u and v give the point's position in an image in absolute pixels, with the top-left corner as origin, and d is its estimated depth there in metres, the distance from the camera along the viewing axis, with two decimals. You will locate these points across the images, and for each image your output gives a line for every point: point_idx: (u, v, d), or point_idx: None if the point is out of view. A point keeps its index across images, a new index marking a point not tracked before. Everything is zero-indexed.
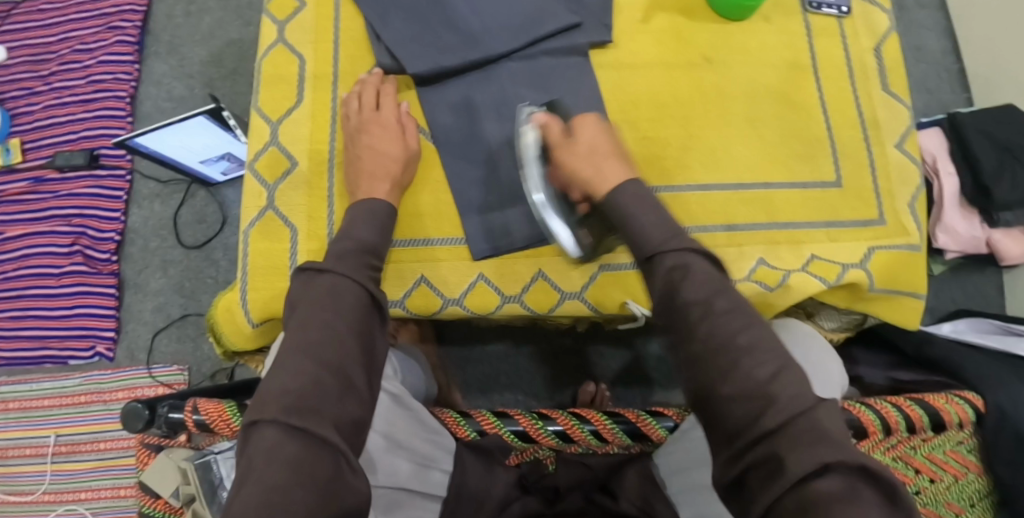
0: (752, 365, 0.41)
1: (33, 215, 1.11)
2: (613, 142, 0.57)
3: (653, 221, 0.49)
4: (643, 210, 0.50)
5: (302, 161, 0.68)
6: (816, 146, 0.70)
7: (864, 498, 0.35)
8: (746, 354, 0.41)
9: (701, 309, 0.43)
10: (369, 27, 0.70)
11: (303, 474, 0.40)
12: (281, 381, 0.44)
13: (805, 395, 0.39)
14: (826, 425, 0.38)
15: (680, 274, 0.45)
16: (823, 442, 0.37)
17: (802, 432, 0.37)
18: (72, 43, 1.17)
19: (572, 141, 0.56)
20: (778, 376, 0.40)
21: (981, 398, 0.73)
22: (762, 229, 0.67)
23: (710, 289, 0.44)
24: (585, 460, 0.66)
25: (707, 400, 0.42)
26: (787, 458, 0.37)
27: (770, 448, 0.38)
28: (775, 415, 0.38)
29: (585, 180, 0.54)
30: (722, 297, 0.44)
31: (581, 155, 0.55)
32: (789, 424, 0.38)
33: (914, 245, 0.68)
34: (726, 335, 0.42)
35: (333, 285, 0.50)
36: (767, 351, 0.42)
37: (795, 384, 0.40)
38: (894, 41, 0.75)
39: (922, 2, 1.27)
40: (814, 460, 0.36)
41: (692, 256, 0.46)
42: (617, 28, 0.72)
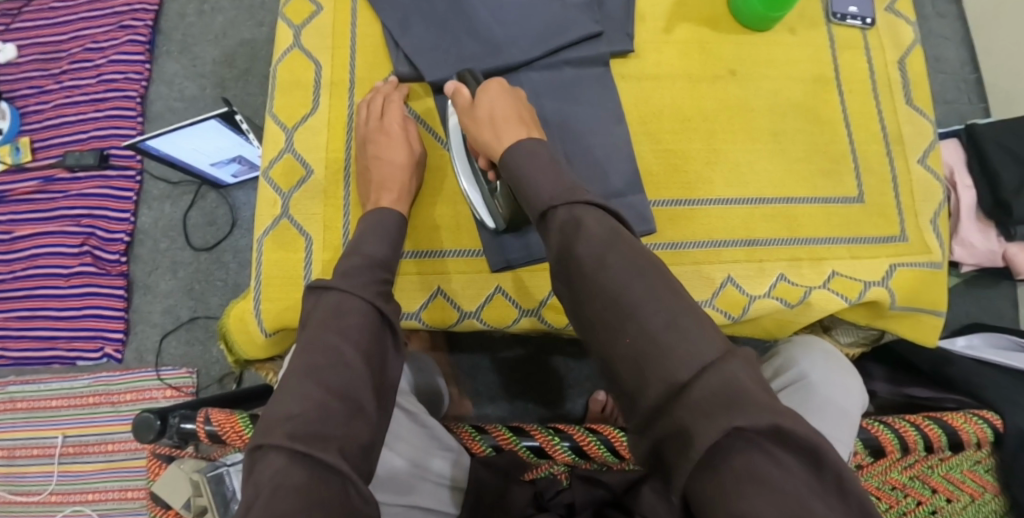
0: (649, 317, 0.41)
1: (42, 215, 1.11)
2: (519, 106, 0.59)
3: (546, 176, 0.50)
4: (535, 168, 0.51)
5: (318, 170, 0.68)
6: (840, 162, 0.69)
7: (778, 458, 0.35)
8: (642, 308, 0.42)
9: (594, 264, 0.44)
10: (388, 34, 0.70)
11: (309, 504, 0.40)
12: (286, 405, 0.44)
13: (701, 348, 0.39)
14: (743, 379, 0.38)
15: (573, 228, 0.46)
16: (733, 406, 0.36)
17: (709, 395, 0.37)
18: (83, 41, 1.16)
19: (474, 107, 0.59)
20: (674, 326, 0.41)
21: (1000, 419, 0.72)
22: (783, 245, 0.66)
23: (603, 242, 0.45)
24: (601, 477, 0.62)
25: (611, 359, 0.43)
26: (695, 426, 0.36)
27: (676, 414, 0.38)
28: (686, 369, 0.39)
29: (485, 144, 0.57)
30: (615, 250, 0.44)
31: (480, 121, 0.58)
32: (694, 385, 0.38)
33: (937, 263, 0.67)
34: (619, 291, 0.43)
35: (339, 304, 0.50)
36: (659, 301, 0.42)
37: (692, 336, 0.40)
38: (918, 54, 0.73)
39: (941, 10, 1.25)
40: (724, 424, 0.35)
41: (585, 209, 0.47)
42: (639, 38, 0.71)
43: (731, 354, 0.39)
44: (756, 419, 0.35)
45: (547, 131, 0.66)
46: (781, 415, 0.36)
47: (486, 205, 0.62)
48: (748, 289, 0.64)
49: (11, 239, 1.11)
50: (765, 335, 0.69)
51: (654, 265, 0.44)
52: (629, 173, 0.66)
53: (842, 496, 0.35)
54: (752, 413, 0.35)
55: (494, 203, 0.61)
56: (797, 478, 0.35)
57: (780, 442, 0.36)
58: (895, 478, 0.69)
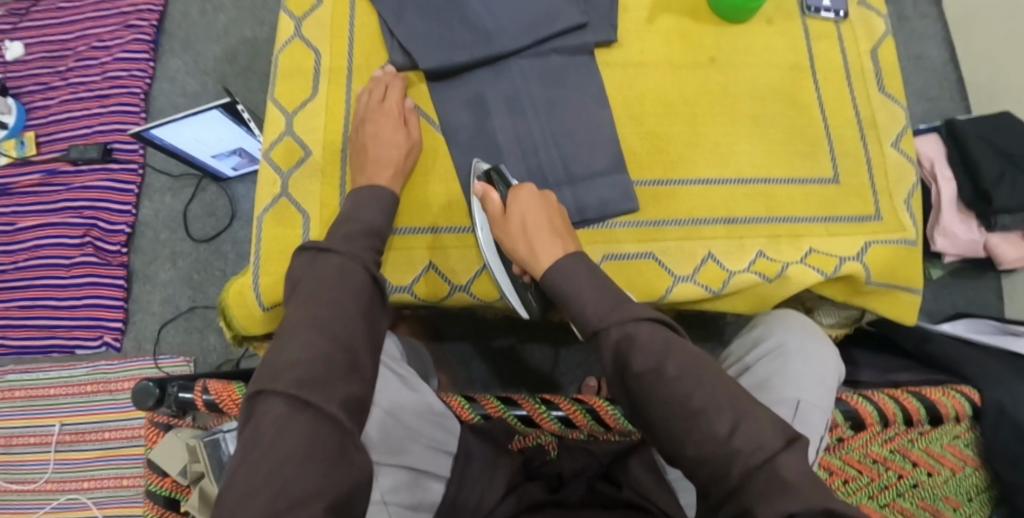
0: (714, 424, 0.43)
1: (46, 207, 1.13)
2: (548, 210, 0.62)
3: (597, 292, 0.53)
4: (584, 288, 0.54)
5: (316, 151, 0.70)
6: (816, 145, 0.71)
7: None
8: (704, 415, 0.44)
9: (653, 378, 0.46)
10: (384, 25, 0.73)
11: (310, 448, 0.42)
12: (288, 355, 0.46)
13: (762, 445, 0.41)
14: (787, 475, 0.40)
15: (628, 345, 0.49)
16: (787, 490, 0.38)
17: (766, 481, 0.40)
18: (89, 40, 1.19)
19: (505, 217, 0.62)
20: (736, 428, 0.43)
21: (978, 393, 0.74)
22: (762, 223, 0.68)
23: (659, 356, 0.47)
24: (589, 447, 0.67)
25: (680, 461, 0.45)
26: (757, 510, 0.38)
27: (741, 495, 0.40)
28: (743, 467, 0.41)
29: (521, 256, 0.61)
30: (672, 363, 0.46)
31: (515, 232, 0.61)
32: (752, 475, 0.40)
33: (910, 240, 0.70)
34: (681, 403, 0.45)
35: (340, 266, 0.53)
36: (721, 408, 0.44)
37: (754, 431, 0.42)
38: (890, 44, 0.76)
39: (922, 12, 1.30)
40: (781, 509, 0.37)
41: (639, 324, 0.49)
42: (623, 28, 0.74)
43: (784, 446, 0.41)
44: (811, 502, 0.37)
45: (533, 115, 0.69)
46: (831, 499, 0.38)
47: (520, 297, 0.67)
48: (728, 265, 0.67)
49: (14, 231, 1.13)
50: (746, 311, 0.72)
51: (708, 369, 0.47)
52: (610, 153, 0.68)
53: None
54: (806, 495, 0.38)
55: (525, 294, 0.67)
56: None
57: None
58: (876, 451, 0.70)
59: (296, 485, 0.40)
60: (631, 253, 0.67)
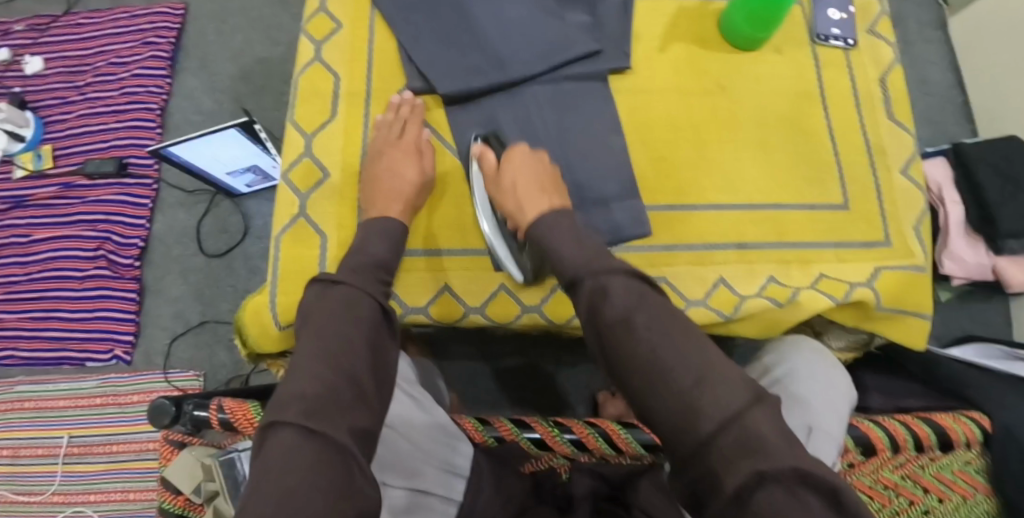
0: (678, 375, 0.44)
1: (60, 220, 1.15)
2: (539, 170, 0.64)
3: (574, 245, 0.54)
4: (563, 240, 0.55)
5: (334, 173, 0.72)
6: (826, 171, 0.72)
7: (806, 501, 0.37)
8: (670, 368, 0.44)
9: (622, 328, 0.46)
10: (402, 50, 0.74)
11: (319, 478, 0.42)
12: (296, 386, 0.47)
13: (727, 401, 0.42)
14: (763, 429, 0.40)
15: (600, 295, 0.49)
16: (754, 452, 0.39)
17: (733, 442, 0.40)
18: (108, 56, 1.22)
19: (499, 174, 0.64)
20: (701, 382, 0.43)
21: (987, 418, 0.76)
22: (773, 248, 0.69)
23: (629, 307, 0.47)
24: (600, 470, 0.67)
25: (645, 415, 0.45)
26: (724, 475, 0.39)
27: (707, 460, 0.40)
28: (710, 423, 0.41)
29: (511, 211, 0.62)
30: (642, 314, 0.47)
31: (506, 190, 0.63)
32: (719, 435, 0.40)
33: (920, 266, 0.70)
34: (648, 354, 0.45)
35: (347, 296, 0.54)
36: (688, 363, 0.44)
37: (720, 390, 0.42)
38: (899, 73, 0.78)
39: (927, 36, 1.31)
40: (748, 470, 0.38)
41: (612, 276, 0.50)
42: (637, 55, 0.75)
43: (751, 404, 0.42)
44: (779, 463, 0.38)
45: (548, 140, 0.70)
46: (802, 458, 0.39)
47: (514, 259, 0.66)
48: (739, 289, 0.67)
49: (29, 242, 1.14)
50: (756, 335, 0.72)
51: (678, 324, 0.47)
52: (622, 178, 0.69)
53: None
54: (776, 458, 0.38)
55: (520, 256, 0.65)
56: None
57: (806, 486, 0.38)
58: (886, 476, 0.69)
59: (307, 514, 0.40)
60: None
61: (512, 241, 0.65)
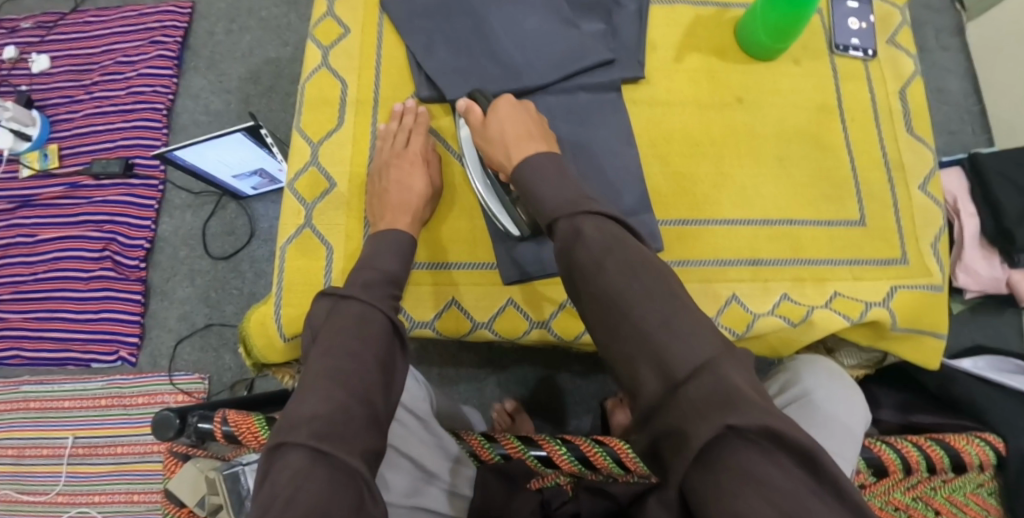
0: (646, 316, 0.43)
1: (66, 220, 1.14)
2: (526, 118, 0.62)
3: (552, 188, 0.52)
4: (544, 180, 0.54)
5: (341, 183, 0.71)
6: (843, 187, 0.71)
7: (776, 462, 0.36)
8: (639, 309, 0.44)
9: (593, 269, 0.46)
10: (411, 57, 0.73)
11: (330, 507, 0.41)
12: (308, 406, 0.46)
13: (694, 345, 0.40)
14: (734, 379, 0.39)
15: (574, 238, 0.48)
16: (723, 402, 0.37)
17: (700, 393, 0.38)
18: (115, 55, 1.21)
19: (485, 127, 0.62)
20: (668, 325, 0.42)
21: (1003, 441, 0.73)
22: (788, 265, 0.68)
23: (601, 248, 0.47)
24: (607, 488, 0.63)
25: (613, 355, 0.45)
26: (691, 429, 0.37)
27: (673, 410, 0.39)
28: (681, 371, 0.40)
29: (500, 160, 0.60)
30: (612, 255, 0.46)
31: (494, 141, 0.61)
32: (688, 383, 0.39)
33: (937, 286, 0.69)
34: (618, 295, 0.45)
35: (359, 312, 0.53)
36: (657, 304, 0.43)
37: (689, 337, 0.41)
38: (919, 85, 0.76)
39: (944, 43, 1.29)
40: (717, 424, 0.36)
41: (586, 218, 0.49)
42: (650, 65, 0.74)
43: (723, 354, 0.40)
44: (750, 419, 0.36)
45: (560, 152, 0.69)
46: (775, 418, 0.37)
47: (507, 212, 0.64)
48: (752, 308, 0.66)
49: (34, 242, 1.14)
50: (767, 354, 0.71)
51: (652, 265, 0.46)
52: (636, 192, 0.68)
53: (840, 499, 0.36)
54: (748, 413, 0.36)
55: (515, 211, 0.63)
56: (803, 487, 0.35)
57: (776, 445, 0.36)
58: (897, 498, 0.70)
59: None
60: None
61: (503, 195, 0.64)
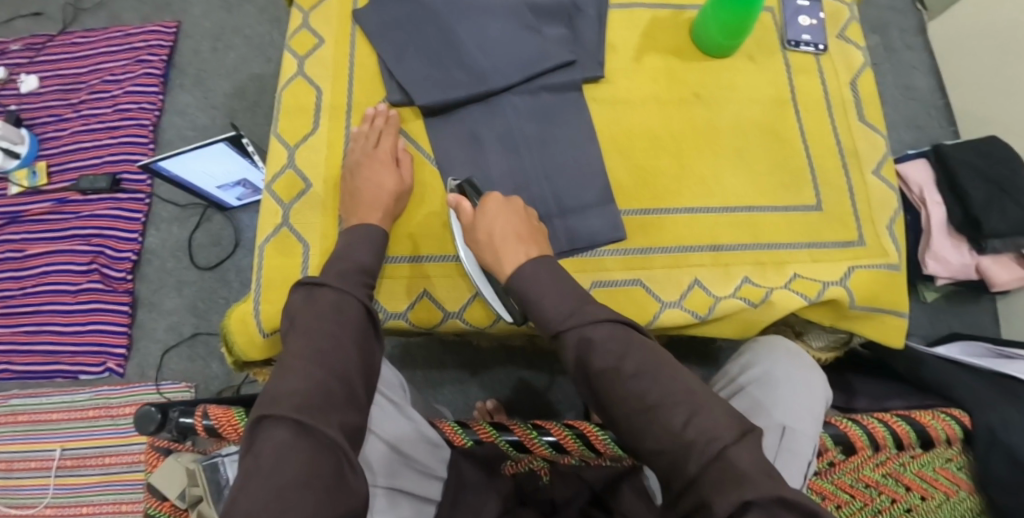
0: (669, 416, 0.45)
1: (55, 234, 1.16)
2: (517, 215, 0.63)
3: (557, 297, 0.54)
4: (546, 291, 0.55)
5: (316, 184, 0.73)
6: (800, 175, 0.74)
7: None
8: (660, 407, 0.46)
9: (612, 375, 0.48)
10: (383, 64, 0.76)
11: (312, 477, 0.43)
12: (288, 384, 0.47)
13: (715, 437, 0.43)
14: (742, 460, 0.42)
15: (586, 347, 0.50)
16: (740, 480, 0.40)
17: (718, 475, 0.41)
18: (102, 74, 1.24)
19: (474, 225, 0.63)
20: (693, 419, 0.44)
21: (967, 416, 0.75)
22: (747, 250, 0.71)
23: (616, 353, 0.48)
24: (580, 473, 0.69)
25: (641, 453, 0.47)
26: (713, 502, 0.40)
27: (696, 494, 0.42)
28: (699, 459, 0.43)
29: (490, 264, 0.61)
30: (629, 360, 0.48)
31: (482, 243, 0.61)
32: (707, 471, 0.42)
33: (893, 265, 0.71)
34: (640, 397, 0.47)
35: (336, 299, 0.55)
36: (679, 402, 0.45)
37: (709, 427, 0.44)
38: (869, 76, 0.79)
39: (908, 42, 1.33)
40: (733, 498, 0.40)
41: (596, 327, 0.50)
42: (611, 65, 0.77)
43: (738, 439, 0.43)
44: (761, 490, 0.40)
45: (526, 149, 0.72)
46: (784, 485, 0.40)
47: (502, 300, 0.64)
48: (714, 291, 0.69)
49: (23, 257, 1.16)
50: (734, 336, 0.73)
51: (666, 364, 0.48)
52: (601, 184, 0.71)
53: None
54: (761, 485, 0.40)
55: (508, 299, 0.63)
56: None
57: (787, 507, 0.39)
58: (868, 474, 0.69)
59: (299, 508, 0.41)
60: (619, 279, 0.69)
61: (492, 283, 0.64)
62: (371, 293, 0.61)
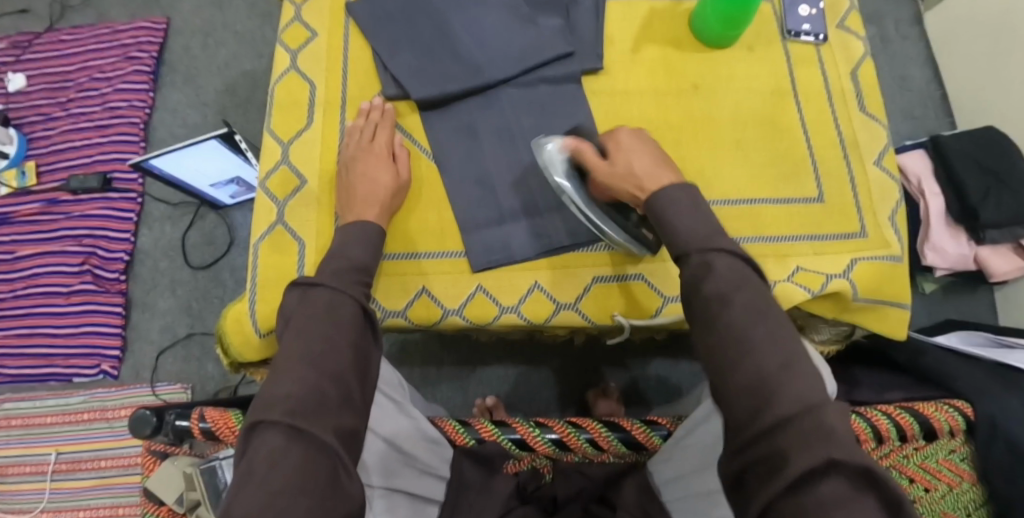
0: (764, 358, 0.43)
1: (45, 236, 1.15)
2: (649, 146, 0.60)
3: (687, 221, 0.51)
4: (680, 212, 0.52)
5: (312, 181, 0.72)
6: (800, 166, 0.73)
7: (865, 502, 0.37)
8: (756, 349, 0.44)
9: (718, 303, 0.47)
10: (378, 58, 0.75)
11: (306, 483, 0.42)
12: (281, 388, 0.46)
13: (812, 393, 0.41)
14: (835, 424, 0.39)
15: (703, 272, 0.48)
16: (829, 440, 0.38)
17: (810, 430, 0.39)
18: (91, 71, 1.22)
19: (612, 160, 0.59)
20: (787, 368, 0.43)
21: (970, 406, 0.73)
22: (748, 243, 0.70)
23: (732, 284, 0.47)
24: (582, 470, 0.70)
25: (719, 393, 0.45)
26: (793, 458, 0.38)
27: (777, 442, 0.40)
28: (789, 406, 0.40)
29: (627, 193, 0.58)
30: (741, 293, 0.46)
31: (622, 176, 0.58)
32: (798, 419, 0.40)
33: (896, 256, 0.71)
34: (739, 331, 0.45)
35: (329, 299, 0.53)
36: (777, 347, 0.44)
37: (802, 381, 0.42)
38: (870, 67, 0.78)
39: (904, 33, 1.33)
40: (820, 456, 0.37)
41: (720, 255, 0.49)
42: (610, 57, 0.76)
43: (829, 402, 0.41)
44: (852, 456, 0.37)
45: (523, 144, 0.71)
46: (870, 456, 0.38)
47: (634, 238, 0.65)
48: None
49: (14, 259, 1.14)
50: None
51: (771, 309, 0.46)
52: None
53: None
54: (851, 452, 0.38)
55: (641, 232, 0.65)
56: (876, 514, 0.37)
57: (870, 488, 0.37)
58: None
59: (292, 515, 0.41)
60: (620, 276, 0.69)
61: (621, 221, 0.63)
62: (369, 291, 0.59)
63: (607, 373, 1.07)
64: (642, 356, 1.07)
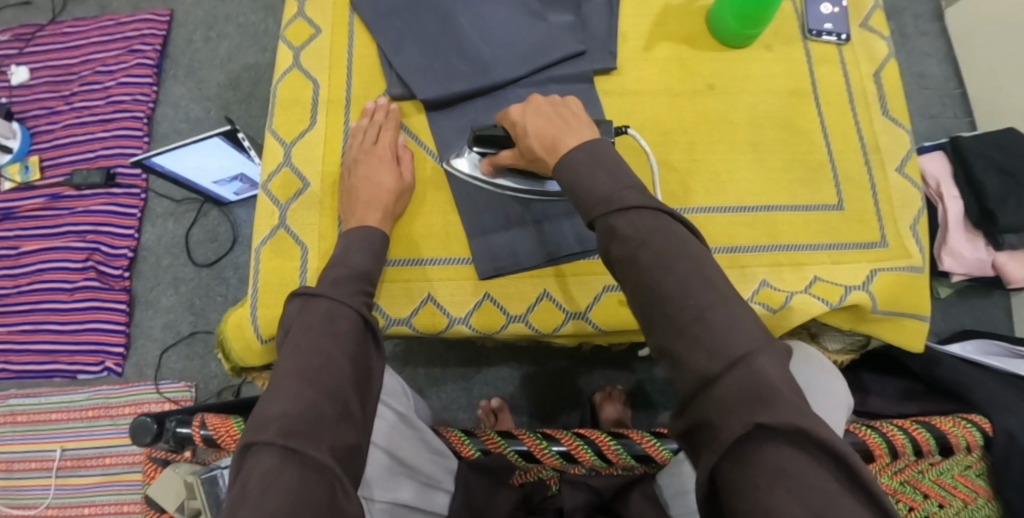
0: (678, 308, 0.41)
1: (49, 231, 1.14)
2: (537, 116, 0.54)
3: (586, 181, 0.47)
4: (588, 168, 0.47)
5: (314, 183, 0.70)
6: (819, 171, 0.71)
7: (807, 465, 0.35)
8: (669, 301, 0.41)
9: (627, 264, 0.43)
10: (382, 56, 0.73)
11: (303, 506, 0.41)
12: (275, 407, 0.45)
13: (734, 344, 0.38)
14: (769, 374, 0.37)
15: (610, 236, 0.45)
16: (759, 401, 0.36)
17: (736, 390, 0.37)
18: (94, 65, 1.21)
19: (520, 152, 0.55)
20: (701, 317, 0.40)
21: (989, 423, 0.70)
22: (764, 251, 0.68)
23: (637, 242, 0.43)
24: (589, 482, 0.67)
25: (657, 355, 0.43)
26: (717, 423, 0.37)
27: (705, 404, 0.38)
28: (717, 363, 0.38)
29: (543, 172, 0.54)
30: (647, 249, 0.42)
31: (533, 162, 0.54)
32: (724, 376, 0.38)
33: (916, 267, 0.69)
34: (649, 289, 0.42)
35: (328, 309, 0.52)
36: (689, 298, 0.41)
37: (732, 330, 0.39)
38: (893, 68, 0.76)
39: (923, 29, 1.29)
40: (746, 422, 0.35)
41: (620, 214, 0.44)
42: (623, 55, 0.74)
43: (763, 346, 0.39)
44: (784, 417, 0.35)
45: None
46: (810, 419, 0.36)
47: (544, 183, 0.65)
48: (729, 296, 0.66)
49: (18, 255, 1.14)
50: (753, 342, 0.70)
51: (685, 255, 0.42)
52: None
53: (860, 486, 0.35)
54: (784, 413, 0.35)
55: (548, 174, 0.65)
56: (822, 478, 0.34)
57: (812, 450, 0.35)
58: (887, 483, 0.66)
59: None
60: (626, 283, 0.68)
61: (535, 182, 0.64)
62: (371, 300, 0.58)
63: (612, 376, 1.05)
64: (648, 359, 1.06)
